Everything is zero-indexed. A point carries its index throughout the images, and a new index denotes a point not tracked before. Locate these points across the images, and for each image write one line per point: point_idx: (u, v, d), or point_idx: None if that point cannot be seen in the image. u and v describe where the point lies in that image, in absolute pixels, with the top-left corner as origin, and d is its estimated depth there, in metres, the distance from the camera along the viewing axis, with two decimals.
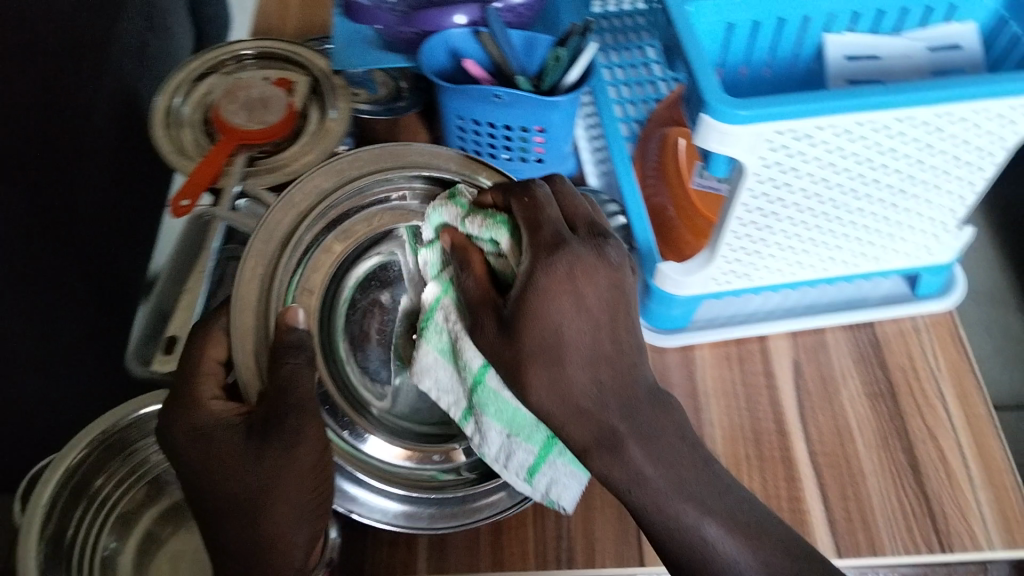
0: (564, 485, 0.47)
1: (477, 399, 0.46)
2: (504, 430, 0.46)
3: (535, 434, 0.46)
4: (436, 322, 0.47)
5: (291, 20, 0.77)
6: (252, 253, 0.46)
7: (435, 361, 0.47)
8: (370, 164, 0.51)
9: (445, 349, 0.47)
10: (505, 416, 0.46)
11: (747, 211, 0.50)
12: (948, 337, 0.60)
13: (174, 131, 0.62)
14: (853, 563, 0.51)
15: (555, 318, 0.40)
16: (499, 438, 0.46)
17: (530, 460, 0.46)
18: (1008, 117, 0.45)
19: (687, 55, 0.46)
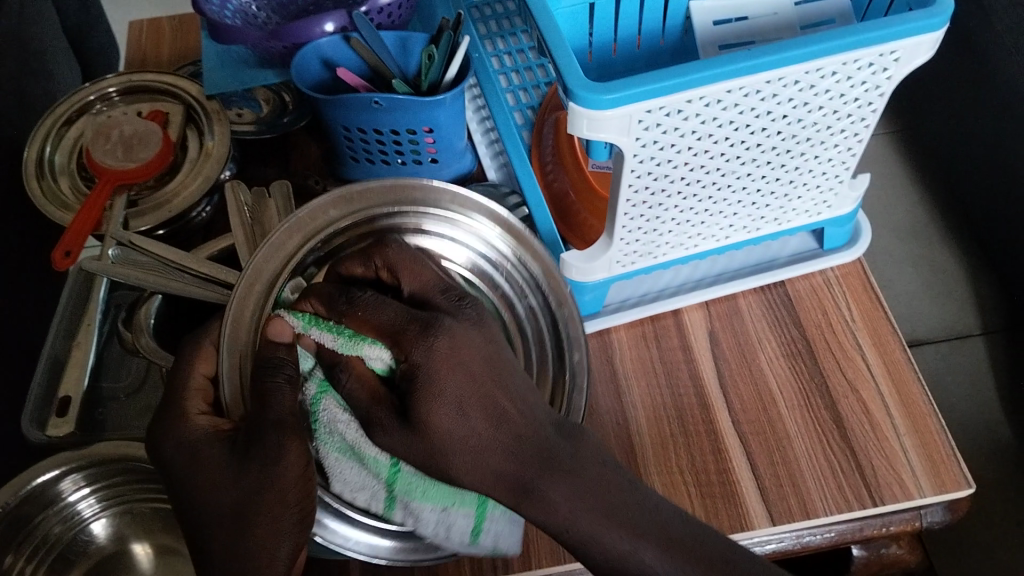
0: (503, 533, 0.44)
1: (398, 490, 0.41)
2: (438, 506, 0.42)
3: (466, 498, 0.42)
4: (325, 426, 0.41)
5: (165, 46, 0.74)
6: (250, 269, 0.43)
7: (339, 463, 0.41)
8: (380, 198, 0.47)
9: (347, 448, 0.41)
10: (432, 494, 0.42)
11: (637, 190, 0.49)
12: (859, 286, 0.60)
13: (49, 183, 0.59)
14: (787, 528, 0.50)
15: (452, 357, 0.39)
16: (433, 516, 0.41)
17: (471, 523, 0.42)
18: (878, 65, 0.45)
19: (546, 42, 0.45)
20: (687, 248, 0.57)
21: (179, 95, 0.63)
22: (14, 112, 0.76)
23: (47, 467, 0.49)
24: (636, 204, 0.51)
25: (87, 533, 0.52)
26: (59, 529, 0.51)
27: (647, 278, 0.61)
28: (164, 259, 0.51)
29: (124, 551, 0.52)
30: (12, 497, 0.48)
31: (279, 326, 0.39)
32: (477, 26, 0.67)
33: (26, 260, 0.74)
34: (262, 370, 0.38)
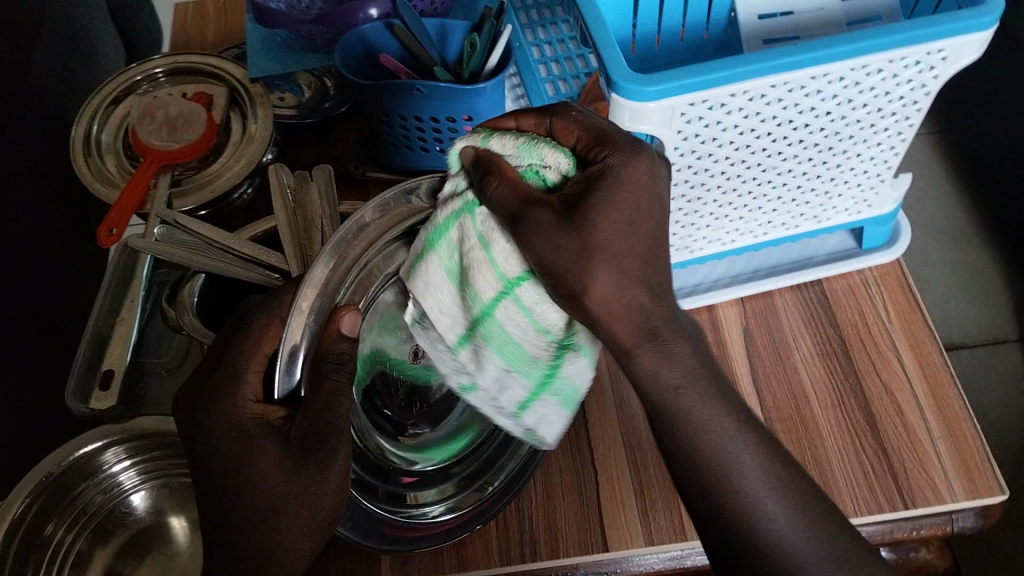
0: (549, 421, 0.44)
1: (477, 332, 0.40)
2: (504, 364, 0.41)
3: (532, 369, 0.42)
4: (451, 239, 0.38)
5: (210, 29, 0.75)
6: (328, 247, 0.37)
7: (438, 278, 0.39)
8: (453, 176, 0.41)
9: (451, 268, 0.39)
10: (508, 354, 0.40)
11: (676, 183, 0.49)
12: (897, 287, 0.59)
13: (96, 160, 0.60)
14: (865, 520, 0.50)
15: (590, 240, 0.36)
16: (496, 370, 0.41)
17: (522, 394, 0.42)
18: (925, 64, 0.45)
19: (591, 32, 0.45)
20: (723, 244, 0.57)
21: (224, 77, 0.64)
22: (61, 91, 0.77)
23: (89, 439, 0.50)
24: (675, 197, 0.51)
25: (126, 505, 0.53)
26: (99, 499, 0.52)
27: (682, 272, 0.61)
28: (208, 240, 0.51)
29: (160, 524, 0.53)
30: (56, 467, 0.49)
31: (350, 321, 0.36)
32: (518, 15, 0.68)
33: (69, 236, 0.76)
34: (326, 366, 0.35)
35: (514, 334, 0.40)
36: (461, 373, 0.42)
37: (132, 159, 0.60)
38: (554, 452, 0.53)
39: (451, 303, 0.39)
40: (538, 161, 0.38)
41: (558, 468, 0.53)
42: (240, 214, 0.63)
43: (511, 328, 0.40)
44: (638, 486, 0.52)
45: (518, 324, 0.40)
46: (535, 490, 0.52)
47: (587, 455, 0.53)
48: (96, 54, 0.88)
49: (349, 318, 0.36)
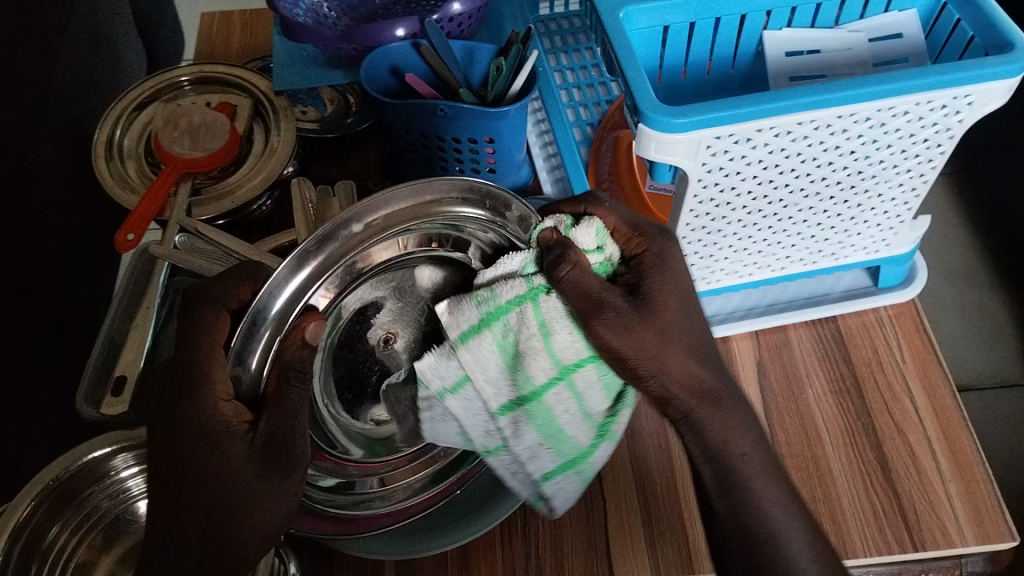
0: (562, 492, 0.47)
1: (525, 408, 0.42)
2: (540, 437, 0.44)
3: (565, 448, 0.45)
4: (506, 321, 0.39)
5: (235, 40, 0.75)
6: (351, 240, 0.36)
7: (490, 354, 0.40)
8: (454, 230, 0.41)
9: (506, 348, 0.40)
10: (547, 429, 0.43)
11: (697, 215, 0.50)
12: (912, 327, 0.59)
13: (117, 164, 0.60)
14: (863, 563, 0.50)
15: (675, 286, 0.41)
16: (531, 442, 0.44)
17: (551, 466, 0.45)
18: (951, 108, 0.45)
19: (619, 63, 0.45)
20: (740, 277, 0.57)
21: (248, 88, 0.65)
22: (82, 93, 0.78)
23: (100, 444, 0.49)
24: (695, 228, 0.51)
25: (131, 511, 0.52)
26: (106, 503, 0.51)
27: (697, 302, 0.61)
28: (227, 249, 0.49)
29: None
30: (65, 472, 0.47)
31: (317, 327, 0.35)
32: (542, 41, 0.69)
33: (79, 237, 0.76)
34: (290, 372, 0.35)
35: (560, 417, 0.43)
36: (498, 438, 0.44)
37: (153, 165, 0.61)
38: None
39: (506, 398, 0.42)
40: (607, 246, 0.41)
41: None
42: (258, 226, 0.63)
43: (560, 412, 0.43)
44: (645, 515, 0.51)
45: (566, 409, 0.43)
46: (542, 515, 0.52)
47: (596, 480, 0.53)
48: (119, 58, 0.89)
49: (316, 325, 0.35)
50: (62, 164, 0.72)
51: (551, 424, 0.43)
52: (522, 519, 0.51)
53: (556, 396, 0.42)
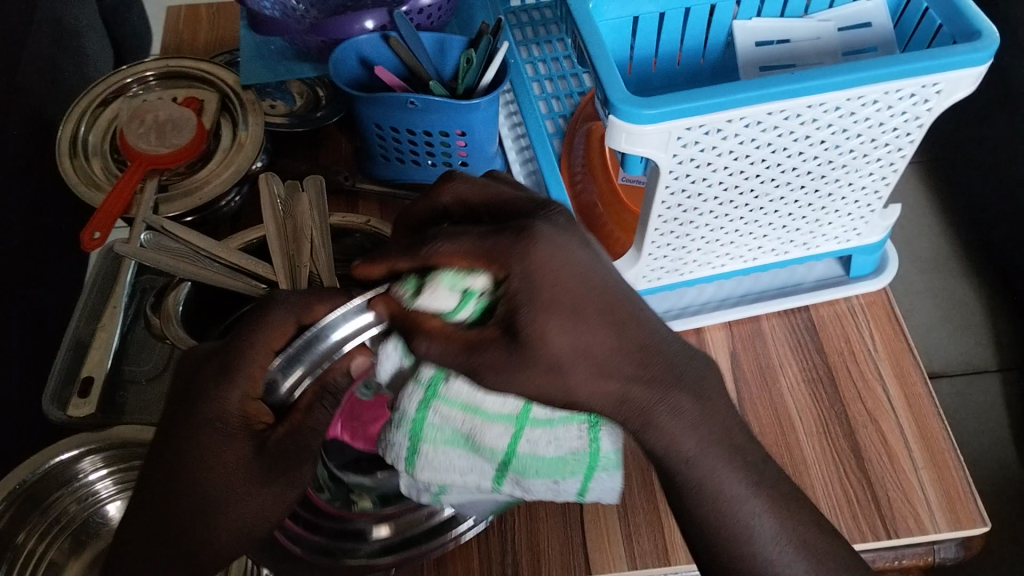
0: (606, 488, 0.46)
1: (512, 469, 0.42)
2: (550, 477, 0.43)
3: (577, 466, 0.44)
4: (430, 424, 0.41)
5: (202, 34, 0.74)
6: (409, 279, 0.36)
7: (446, 454, 0.42)
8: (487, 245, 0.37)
9: (454, 440, 0.42)
10: (547, 468, 0.43)
11: (669, 207, 0.49)
12: (883, 315, 0.60)
13: (81, 161, 0.59)
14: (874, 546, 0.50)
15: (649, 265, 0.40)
16: (544, 486, 0.43)
17: (578, 485, 0.44)
18: (919, 97, 0.45)
19: (590, 54, 0.45)
20: (713, 268, 0.57)
21: (214, 83, 0.64)
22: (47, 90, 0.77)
23: (66, 448, 0.48)
24: (667, 221, 0.51)
25: (101, 514, 0.51)
26: (75, 507, 0.50)
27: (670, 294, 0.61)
28: (193, 247, 0.48)
29: None
30: (30, 475, 0.47)
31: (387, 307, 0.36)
32: (514, 32, 0.68)
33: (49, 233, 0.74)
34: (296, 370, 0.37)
35: (546, 453, 0.43)
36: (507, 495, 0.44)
37: (119, 161, 0.60)
38: None
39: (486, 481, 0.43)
40: (464, 290, 0.35)
41: None
42: (226, 222, 0.62)
43: (545, 449, 0.43)
44: (621, 508, 0.51)
45: (551, 442, 0.43)
46: (518, 509, 0.51)
47: None
48: (86, 54, 0.87)
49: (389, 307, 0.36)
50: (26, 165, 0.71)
51: (537, 476, 0.43)
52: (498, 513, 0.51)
53: (511, 470, 0.42)
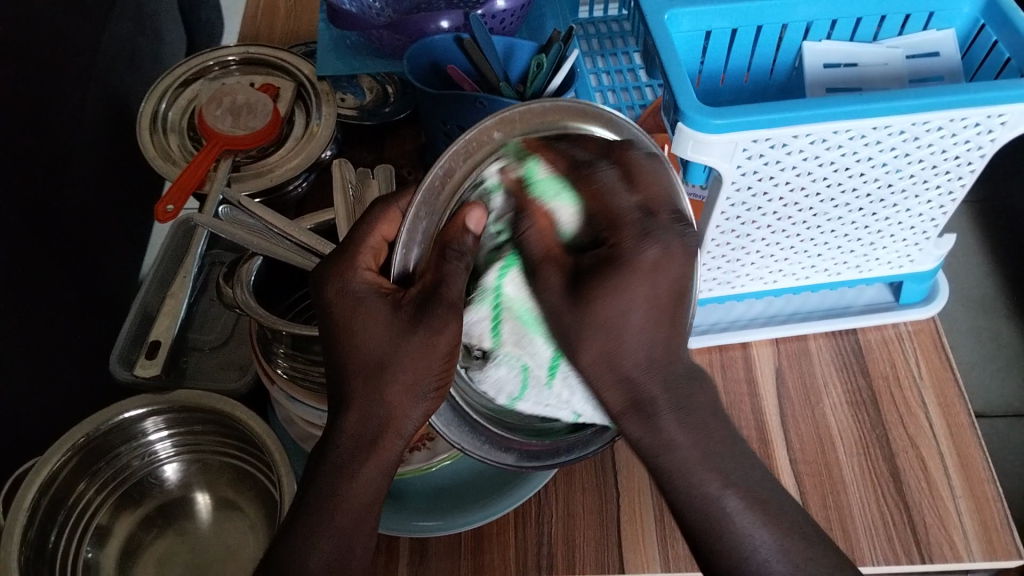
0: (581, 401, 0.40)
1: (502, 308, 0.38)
2: (513, 368, 0.40)
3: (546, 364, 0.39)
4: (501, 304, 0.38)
5: (279, 26, 0.77)
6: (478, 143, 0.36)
7: (478, 317, 0.39)
8: (536, 126, 0.37)
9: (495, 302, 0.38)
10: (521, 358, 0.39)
11: (726, 219, 0.51)
12: (931, 344, 0.60)
13: (159, 136, 0.62)
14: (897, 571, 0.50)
15: (621, 315, 0.35)
16: (500, 377, 0.40)
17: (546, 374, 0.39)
18: (984, 127, 0.46)
19: (663, 65, 0.46)
20: (764, 283, 0.58)
21: (292, 71, 0.66)
22: (122, 68, 0.80)
23: (129, 406, 0.50)
24: (723, 231, 0.52)
25: (157, 475, 0.54)
26: (135, 463, 0.52)
27: (719, 307, 0.62)
28: (270, 224, 0.48)
29: (186, 499, 0.54)
30: (96, 429, 0.49)
31: (478, 216, 0.35)
32: (581, 44, 0.69)
33: (104, 209, 0.78)
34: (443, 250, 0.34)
35: (528, 347, 0.39)
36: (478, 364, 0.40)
37: (194, 139, 0.62)
38: (579, 470, 0.54)
39: (498, 360, 0.40)
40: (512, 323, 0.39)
41: (581, 486, 0.53)
42: (292, 206, 0.64)
43: (526, 342, 0.39)
44: (658, 512, 0.52)
45: (527, 345, 0.39)
46: (556, 504, 0.52)
47: (611, 475, 0.54)
48: (162, 40, 0.91)
49: (479, 214, 0.35)
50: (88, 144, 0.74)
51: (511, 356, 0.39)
52: (537, 507, 0.52)
53: (513, 318, 0.39)
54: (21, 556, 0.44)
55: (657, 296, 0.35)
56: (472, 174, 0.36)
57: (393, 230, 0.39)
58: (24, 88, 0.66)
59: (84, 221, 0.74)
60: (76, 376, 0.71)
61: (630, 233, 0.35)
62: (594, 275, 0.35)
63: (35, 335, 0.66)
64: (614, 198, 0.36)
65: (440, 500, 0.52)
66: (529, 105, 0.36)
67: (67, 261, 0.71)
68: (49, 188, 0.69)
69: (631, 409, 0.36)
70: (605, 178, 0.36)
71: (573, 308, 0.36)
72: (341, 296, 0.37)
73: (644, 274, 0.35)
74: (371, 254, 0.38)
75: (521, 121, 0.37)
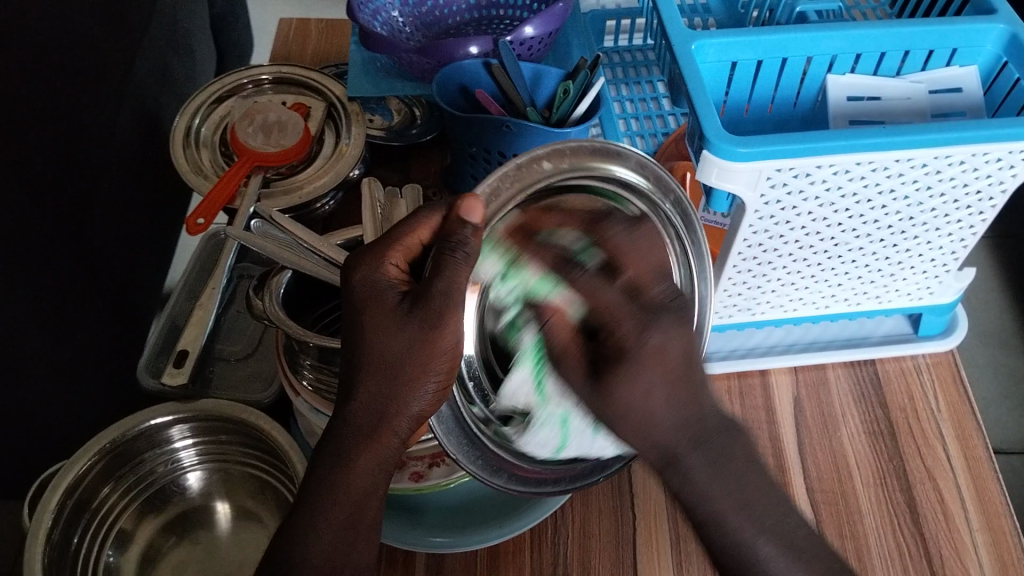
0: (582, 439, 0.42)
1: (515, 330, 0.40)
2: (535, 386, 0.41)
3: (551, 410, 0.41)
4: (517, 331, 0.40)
5: (309, 48, 0.79)
6: (524, 172, 0.35)
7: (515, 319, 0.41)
8: (581, 163, 0.37)
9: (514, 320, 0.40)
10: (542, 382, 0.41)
11: (748, 246, 0.51)
12: (949, 377, 0.60)
13: (192, 151, 0.63)
14: None
15: (635, 404, 0.38)
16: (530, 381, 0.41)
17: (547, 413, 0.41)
18: (1005, 162, 0.47)
19: (690, 94, 0.47)
20: (784, 311, 0.59)
21: (323, 92, 0.67)
22: (154, 85, 0.82)
23: (157, 413, 0.51)
24: (745, 258, 0.52)
25: (180, 482, 0.54)
26: (159, 470, 0.53)
27: (738, 334, 0.62)
28: (298, 238, 0.48)
29: (206, 508, 0.54)
30: (123, 435, 0.50)
31: (475, 209, 0.34)
32: (606, 72, 0.71)
33: (131, 219, 0.79)
34: (444, 245, 0.35)
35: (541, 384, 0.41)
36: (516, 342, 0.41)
37: (225, 155, 0.64)
38: (596, 492, 0.54)
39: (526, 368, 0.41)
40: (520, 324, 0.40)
41: (597, 509, 0.53)
42: (319, 223, 0.65)
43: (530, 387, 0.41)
44: (673, 537, 0.52)
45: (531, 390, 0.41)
46: (572, 526, 0.53)
47: (627, 498, 0.54)
48: (193, 59, 0.93)
49: (473, 205, 0.34)
50: (117, 158, 0.75)
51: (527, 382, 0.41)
52: (553, 527, 0.53)
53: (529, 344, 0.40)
54: (45, 558, 0.45)
55: (672, 381, 0.39)
56: (518, 197, 0.36)
57: (431, 234, 0.38)
58: (59, 103, 0.67)
59: (113, 230, 0.75)
60: (100, 385, 0.72)
61: (626, 315, 0.39)
62: (613, 364, 0.38)
63: (63, 342, 0.67)
64: (597, 295, 0.39)
65: (456, 518, 0.53)
66: (576, 145, 0.36)
67: (97, 270, 0.72)
68: (82, 201, 0.70)
69: (663, 460, 0.39)
70: (585, 282, 0.39)
71: (596, 393, 0.39)
72: (364, 283, 0.38)
73: (653, 360, 0.38)
74: (404, 252, 0.38)
75: (571, 154, 0.37)
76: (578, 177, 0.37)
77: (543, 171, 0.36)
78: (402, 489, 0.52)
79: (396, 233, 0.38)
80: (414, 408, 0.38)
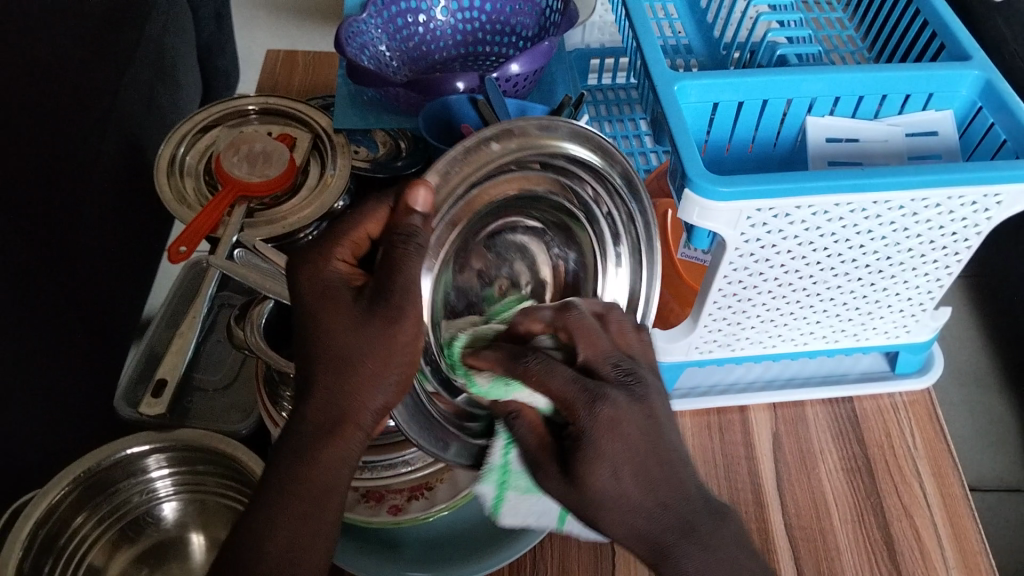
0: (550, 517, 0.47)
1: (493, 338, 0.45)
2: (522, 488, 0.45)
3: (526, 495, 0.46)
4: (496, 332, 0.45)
5: (295, 81, 0.79)
6: (473, 155, 0.38)
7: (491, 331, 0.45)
8: (529, 145, 0.40)
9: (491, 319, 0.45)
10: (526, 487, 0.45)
11: (728, 283, 0.52)
12: (926, 415, 0.61)
13: (176, 180, 0.63)
14: None
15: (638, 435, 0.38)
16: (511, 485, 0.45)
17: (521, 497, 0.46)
18: (980, 205, 0.48)
19: (673, 134, 0.48)
20: (764, 347, 0.59)
21: (309, 123, 0.68)
22: (138, 114, 0.82)
23: (136, 441, 0.50)
24: (725, 295, 0.53)
25: (155, 513, 0.54)
26: (136, 499, 0.53)
27: (718, 369, 0.63)
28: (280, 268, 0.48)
29: (181, 539, 0.54)
30: (100, 463, 0.49)
31: (422, 195, 0.36)
32: (591, 109, 0.72)
33: (112, 241, 0.79)
34: (394, 235, 0.36)
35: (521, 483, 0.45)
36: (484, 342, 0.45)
37: (210, 184, 0.64)
38: None
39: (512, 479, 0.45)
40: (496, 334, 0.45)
41: (576, 542, 0.53)
42: None
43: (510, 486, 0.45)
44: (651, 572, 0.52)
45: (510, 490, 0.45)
46: (551, 561, 0.52)
47: None
48: (178, 88, 0.93)
49: (423, 194, 0.36)
50: (100, 186, 0.75)
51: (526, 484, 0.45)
52: (531, 562, 0.52)
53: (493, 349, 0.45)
54: None
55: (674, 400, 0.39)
56: (466, 179, 0.38)
57: (379, 228, 0.39)
58: (44, 131, 0.67)
59: (91, 246, 0.75)
60: (77, 414, 0.72)
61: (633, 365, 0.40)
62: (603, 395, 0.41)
63: (41, 370, 0.66)
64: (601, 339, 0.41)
65: (436, 552, 0.52)
66: (527, 122, 0.39)
67: (76, 295, 0.72)
68: (64, 228, 0.70)
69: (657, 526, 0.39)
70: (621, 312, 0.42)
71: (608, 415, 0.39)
72: (313, 282, 0.38)
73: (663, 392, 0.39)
74: (351, 246, 0.39)
75: (516, 134, 0.39)
76: (527, 154, 0.40)
77: (491, 150, 0.38)
78: (380, 522, 0.51)
79: (342, 229, 0.38)
80: (383, 406, 0.38)
